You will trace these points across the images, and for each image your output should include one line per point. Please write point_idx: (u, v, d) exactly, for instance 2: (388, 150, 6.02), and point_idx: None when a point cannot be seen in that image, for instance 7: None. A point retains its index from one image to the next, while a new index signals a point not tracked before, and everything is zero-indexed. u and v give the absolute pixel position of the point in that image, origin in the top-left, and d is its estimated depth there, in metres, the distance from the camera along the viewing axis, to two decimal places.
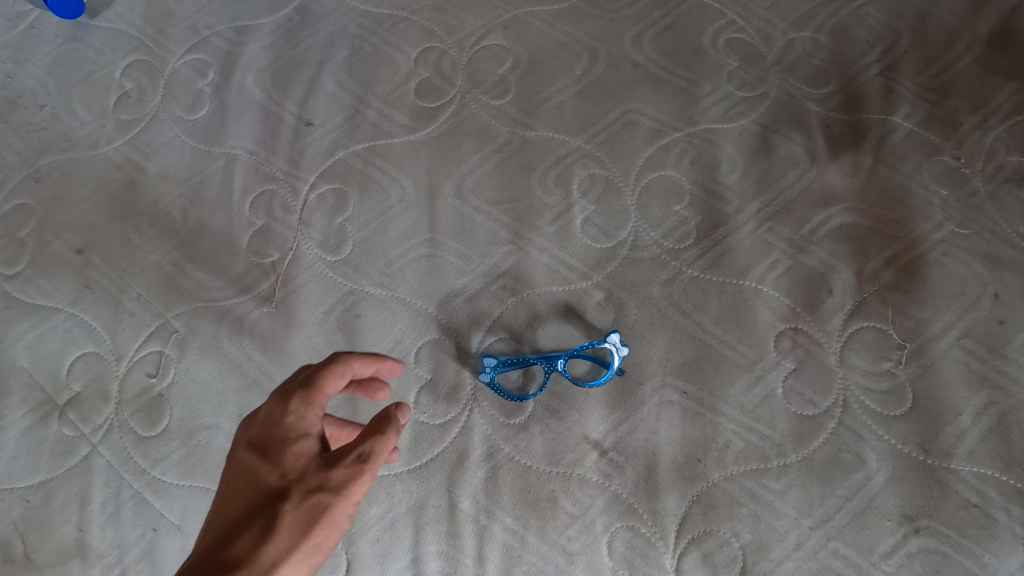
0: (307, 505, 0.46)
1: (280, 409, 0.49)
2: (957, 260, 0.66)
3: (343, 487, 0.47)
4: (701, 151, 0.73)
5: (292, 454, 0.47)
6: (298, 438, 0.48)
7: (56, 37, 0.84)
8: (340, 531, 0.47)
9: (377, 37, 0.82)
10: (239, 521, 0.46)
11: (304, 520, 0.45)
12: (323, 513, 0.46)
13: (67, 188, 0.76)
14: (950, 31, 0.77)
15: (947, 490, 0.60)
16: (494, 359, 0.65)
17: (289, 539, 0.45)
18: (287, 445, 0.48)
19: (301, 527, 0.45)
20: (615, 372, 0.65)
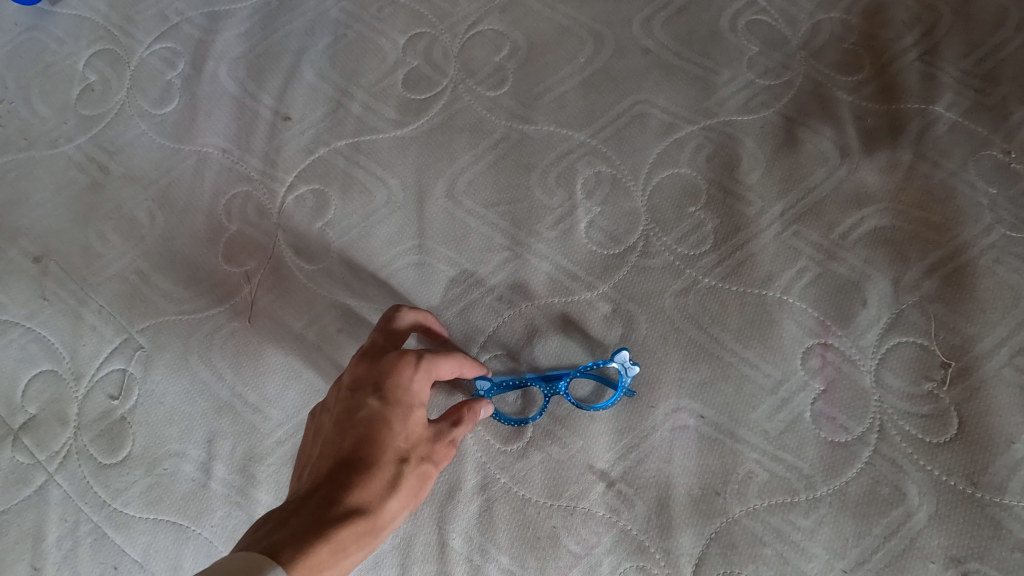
0: (419, 469, 0.48)
1: (407, 374, 0.49)
2: (1009, 268, 0.59)
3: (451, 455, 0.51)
4: (719, 146, 0.66)
5: (414, 420, 0.49)
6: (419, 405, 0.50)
7: (15, 25, 0.78)
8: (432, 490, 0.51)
9: (362, 23, 0.75)
10: (360, 470, 0.46)
11: (417, 482, 0.48)
12: (429, 477, 0.49)
13: (24, 191, 0.70)
14: (997, 10, 0.69)
15: (999, 529, 0.53)
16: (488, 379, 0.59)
17: (400, 498, 0.47)
18: (410, 411, 0.49)
19: (413, 488, 0.48)
20: (624, 393, 0.58)
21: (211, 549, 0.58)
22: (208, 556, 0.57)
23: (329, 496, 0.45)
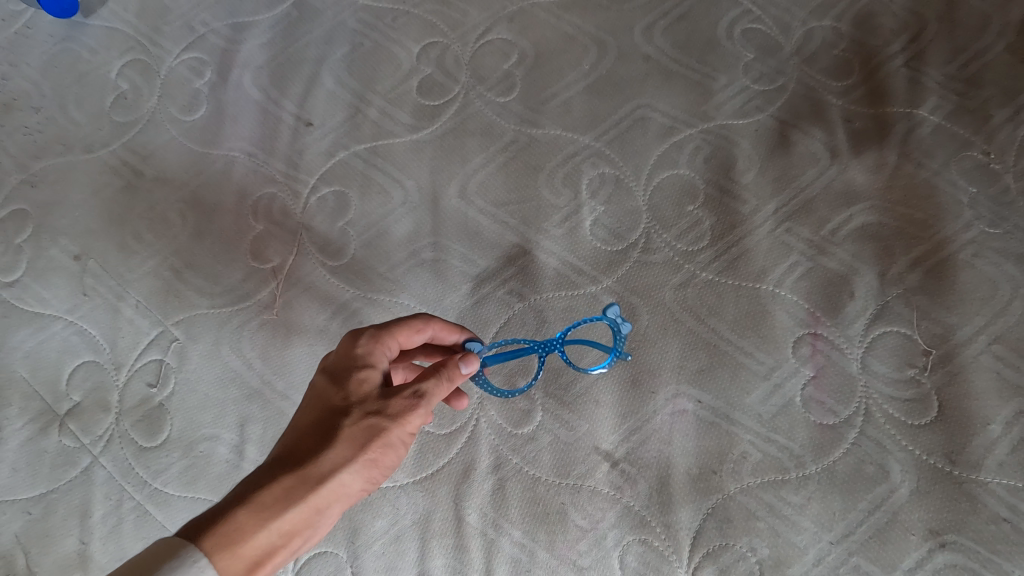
0: (366, 424, 0.48)
1: (354, 341, 0.52)
2: (987, 262, 0.63)
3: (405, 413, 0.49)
4: (716, 148, 0.70)
5: (362, 380, 0.50)
6: (365, 367, 0.50)
7: (51, 37, 0.82)
8: (398, 454, 0.49)
9: (378, 32, 0.79)
10: (303, 432, 0.48)
11: (364, 436, 0.47)
12: (380, 432, 0.48)
13: (63, 194, 0.75)
14: (981, 17, 0.73)
15: (975, 503, 0.57)
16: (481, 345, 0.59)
17: (346, 453, 0.47)
18: (355, 372, 0.50)
19: (359, 442, 0.47)
20: (620, 356, 0.62)
21: None
22: None
23: (271, 457, 0.47)
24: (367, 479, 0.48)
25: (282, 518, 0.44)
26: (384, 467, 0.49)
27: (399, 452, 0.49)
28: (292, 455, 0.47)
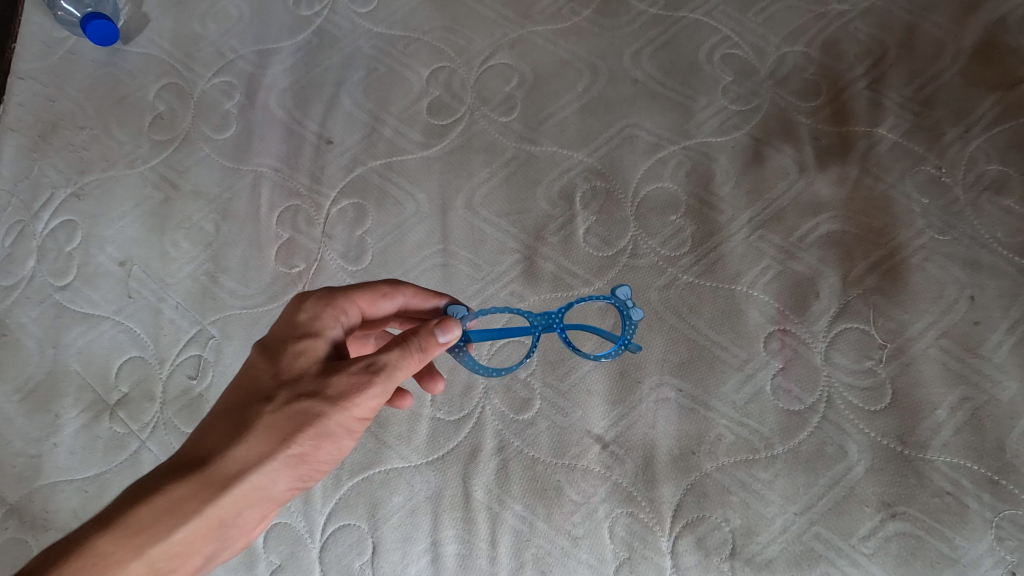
0: (291, 409, 0.53)
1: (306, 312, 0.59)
2: (937, 265, 0.71)
3: (341, 395, 0.53)
4: (697, 163, 0.78)
5: (302, 358, 0.56)
6: (313, 338, 0.57)
7: (93, 62, 0.90)
8: (322, 440, 0.53)
9: (391, 57, 0.87)
10: (214, 434, 0.53)
11: (286, 424, 0.52)
12: (301, 418, 0.53)
13: (109, 206, 0.83)
14: (937, 43, 0.81)
15: (923, 478, 0.65)
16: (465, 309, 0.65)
17: (268, 441, 0.52)
18: (297, 349, 0.56)
19: (280, 429, 0.52)
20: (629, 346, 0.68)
21: None
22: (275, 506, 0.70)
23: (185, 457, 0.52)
24: (285, 474, 0.53)
25: (176, 530, 0.49)
26: (304, 463, 0.53)
27: (321, 447, 0.54)
28: (196, 459, 0.52)
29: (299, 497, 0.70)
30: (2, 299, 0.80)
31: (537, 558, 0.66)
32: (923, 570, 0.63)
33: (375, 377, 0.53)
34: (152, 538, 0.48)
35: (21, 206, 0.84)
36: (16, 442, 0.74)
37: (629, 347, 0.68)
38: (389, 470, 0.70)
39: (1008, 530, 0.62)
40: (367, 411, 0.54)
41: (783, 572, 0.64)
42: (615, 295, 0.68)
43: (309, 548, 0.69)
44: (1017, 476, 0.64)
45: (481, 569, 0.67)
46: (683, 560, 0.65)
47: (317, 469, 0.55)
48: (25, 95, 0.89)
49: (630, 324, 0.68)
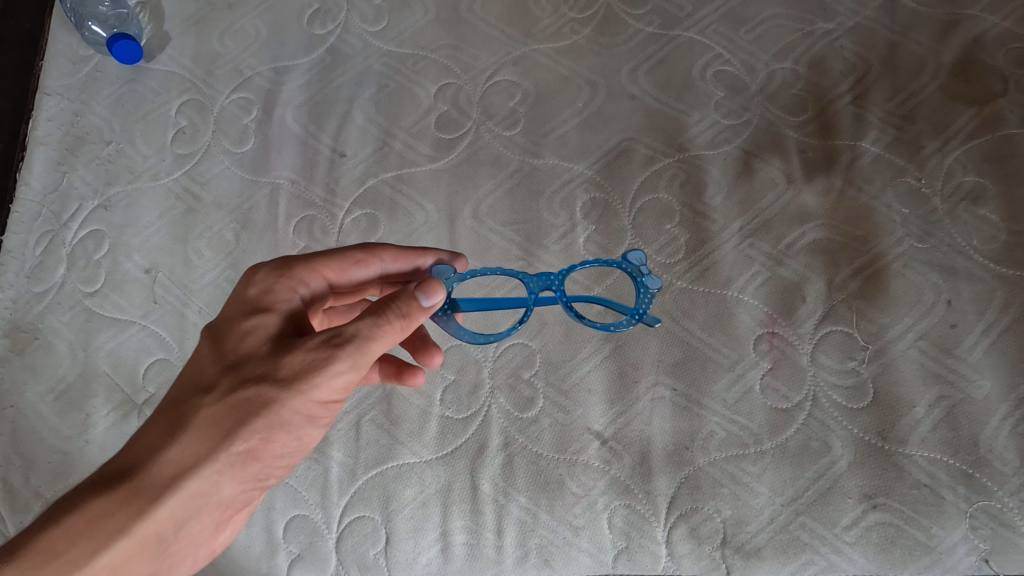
0: (234, 407, 0.52)
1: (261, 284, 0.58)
2: (915, 271, 0.75)
3: (291, 379, 0.52)
4: (690, 175, 0.83)
5: (250, 342, 0.55)
6: (264, 314, 0.56)
7: (117, 79, 0.95)
8: (271, 432, 0.52)
9: (400, 75, 0.92)
10: (150, 438, 0.52)
11: (227, 423, 0.52)
12: (244, 415, 0.52)
13: (135, 216, 0.88)
14: (918, 61, 0.85)
15: (902, 471, 0.69)
16: (451, 269, 0.67)
17: (209, 443, 0.51)
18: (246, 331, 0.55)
19: (221, 430, 0.52)
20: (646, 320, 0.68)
21: (296, 494, 0.74)
22: (294, 498, 0.74)
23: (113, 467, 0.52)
24: (232, 474, 0.52)
25: (106, 546, 0.49)
26: (252, 461, 0.52)
27: (270, 441, 0.53)
28: (127, 467, 0.51)
29: (317, 491, 0.74)
30: (35, 305, 0.84)
31: (541, 547, 0.71)
32: (901, 557, 0.67)
33: (333, 354, 0.52)
34: (70, 562, 0.48)
35: (51, 217, 0.88)
36: (50, 439, 0.79)
37: (643, 318, 0.68)
38: (402, 464, 0.74)
39: (981, 520, 0.67)
40: (322, 395, 0.53)
41: (771, 559, 0.68)
42: (626, 260, 0.70)
43: (327, 539, 0.73)
44: (990, 469, 0.68)
45: (488, 557, 0.71)
46: (678, 548, 0.70)
47: (269, 466, 0.54)
48: (51, 110, 0.94)
49: (643, 292, 0.69)
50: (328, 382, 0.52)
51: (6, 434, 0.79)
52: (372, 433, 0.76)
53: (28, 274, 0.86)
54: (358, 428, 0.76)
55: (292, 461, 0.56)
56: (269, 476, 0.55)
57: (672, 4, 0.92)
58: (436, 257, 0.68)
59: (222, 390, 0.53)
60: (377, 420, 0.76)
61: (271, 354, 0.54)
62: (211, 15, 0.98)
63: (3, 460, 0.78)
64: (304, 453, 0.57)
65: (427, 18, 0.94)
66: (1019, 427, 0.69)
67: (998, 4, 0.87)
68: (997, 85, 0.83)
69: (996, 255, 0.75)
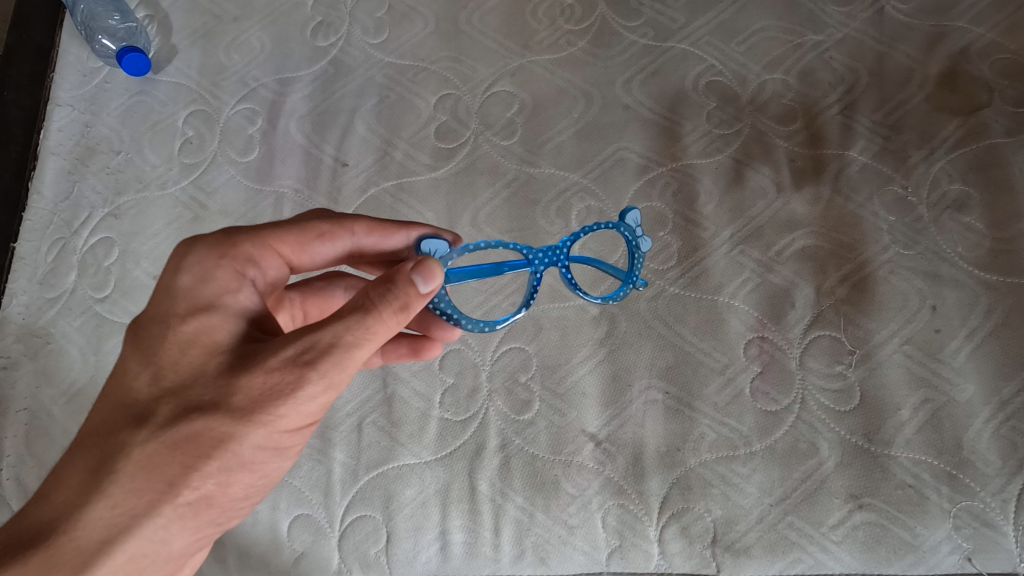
0: (181, 445, 0.49)
1: (204, 270, 0.55)
2: (901, 278, 0.78)
3: (247, 408, 0.49)
4: (682, 183, 0.85)
5: (198, 362, 0.51)
6: (212, 317, 0.53)
7: (126, 90, 0.98)
8: (226, 470, 0.49)
9: (401, 86, 0.94)
10: (84, 487, 0.49)
11: (173, 466, 0.48)
12: (194, 455, 0.48)
13: (144, 224, 0.91)
14: (905, 72, 0.88)
15: (887, 472, 0.71)
16: (447, 245, 0.67)
17: (154, 492, 0.48)
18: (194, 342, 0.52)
19: (169, 474, 0.48)
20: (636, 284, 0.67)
21: (300, 493, 0.77)
22: (298, 498, 0.77)
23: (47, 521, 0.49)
24: (182, 525, 0.49)
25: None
26: (205, 510, 0.50)
27: (227, 484, 0.50)
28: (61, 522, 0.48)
29: (320, 491, 0.77)
30: (47, 311, 0.87)
31: (537, 545, 0.73)
32: (886, 556, 0.69)
33: (302, 373, 0.49)
34: None
35: (62, 225, 0.91)
36: (62, 441, 0.81)
37: (636, 284, 0.67)
38: (402, 465, 0.77)
39: (964, 519, 0.69)
40: (287, 423, 0.50)
41: (760, 557, 0.70)
42: (624, 223, 0.68)
43: (329, 537, 0.75)
44: (973, 470, 0.70)
45: (486, 555, 0.73)
46: (669, 547, 0.72)
47: (226, 510, 0.51)
48: (62, 120, 0.96)
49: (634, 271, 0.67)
50: (295, 407, 0.49)
51: (20, 436, 0.82)
52: (373, 435, 0.78)
53: (41, 280, 0.88)
54: (360, 430, 0.78)
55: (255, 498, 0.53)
56: (228, 520, 0.52)
57: (665, 16, 0.94)
58: (418, 233, 0.69)
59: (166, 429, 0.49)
60: (378, 422, 0.78)
61: (221, 376, 0.50)
62: (217, 29, 1.00)
63: (18, 461, 0.81)
64: (269, 487, 0.54)
65: (427, 30, 0.97)
66: (1001, 429, 0.71)
67: (983, 17, 0.89)
68: (982, 96, 0.85)
69: (980, 262, 0.78)
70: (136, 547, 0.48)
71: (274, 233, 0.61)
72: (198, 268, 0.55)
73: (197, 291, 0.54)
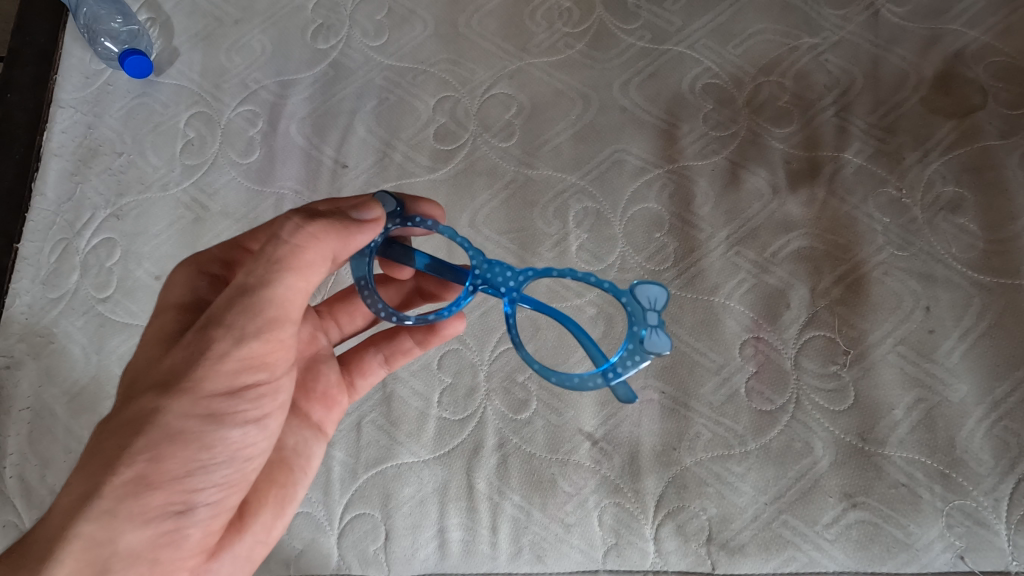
0: (116, 429, 0.48)
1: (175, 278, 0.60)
2: (895, 279, 0.79)
3: (174, 376, 0.49)
4: (679, 185, 0.86)
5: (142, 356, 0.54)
6: (167, 316, 0.57)
7: (128, 92, 0.98)
8: (162, 442, 0.48)
9: (400, 88, 0.95)
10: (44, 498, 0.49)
11: (111, 449, 0.48)
12: (129, 435, 0.48)
13: (146, 225, 0.91)
14: (900, 74, 0.88)
15: (880, 471, 0.72)
16: (397, 203, 0.63)
17: (92, 477, 0.47)
18: (146, 341, 0.55)
19: (105, 459, 0.47)
20: (622, 394, 0.55)
21: None
22: None
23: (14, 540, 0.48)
24: (127, 509, 0.47)
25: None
26: (146, 489, 0.47)
27: (163, 456, 0.48)
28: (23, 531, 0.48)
29: (319, 489, 0.77)
30: (50, 311, 0.88)
31: (534, 543, 0.74)
32: (880, 554, 0.70)
33: (211, 327, 0.49)
34: None
35: (65, 225, 0.92)
36: (65, 439, 0.82)
37: (616, 389, 0.55)
38: (401, 464, 0.77)
39: (957, 518, 0.69)
40: (209, 384, 0.49)
41: (755, 555, 0.71)
42: (632, 298, 0.58)
43: (329, 535, 0.76)
44: (966, 469, 0.71)
45: (484, 553, 0.74)
46: (665, 545, 0.72)
47: (172, 489, 0.48)
48: (65, 122, 0.97)
49: (630, 349, 0.56)
50: (211, 364, 0.49)
51: (23, 434, 0.83)
52: (372, 433, 0.79)
53: (44, 280, 0.89)
54: (359, 429, 0.79)
55: (211, 479, 0.50)
56: (181, 504, 0.49)
57: (662, 19, 0.95)
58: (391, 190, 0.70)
59: (108, 417, 0.50)
60: (377, 421, 0.79)
61: (156, 358, 0.52)
62: (218, 31, 1.01)
63: (21, 459, 0.82)
64: (224, 465, 0.51)
65: (426, 33, 0.98)
66: (994, 429, 0.72)
67: (978, 20, 0.90)
68: (977, 98, 0.86)
69: (974, 263, 0.78)
70: (80, 538, 0.46)
71: (246, 235, 0.63)
72: (172, 281, 0.61)
73: (161, 299, 0.60)
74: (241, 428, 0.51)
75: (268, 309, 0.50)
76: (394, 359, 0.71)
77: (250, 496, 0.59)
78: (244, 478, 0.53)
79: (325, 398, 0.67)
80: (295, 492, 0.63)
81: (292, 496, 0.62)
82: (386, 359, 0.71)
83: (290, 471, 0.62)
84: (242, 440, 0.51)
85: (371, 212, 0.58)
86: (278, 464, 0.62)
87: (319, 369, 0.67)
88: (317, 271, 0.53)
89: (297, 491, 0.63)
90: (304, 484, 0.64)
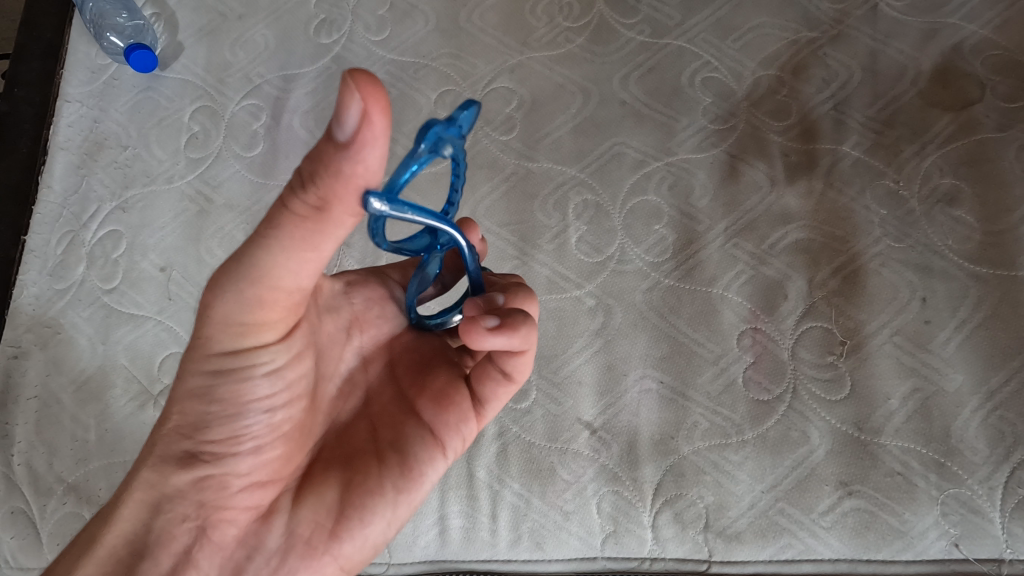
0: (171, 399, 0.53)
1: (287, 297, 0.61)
2: (891, 271, 0.79)
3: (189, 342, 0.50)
4: (678, 178, 0.86)
5: None
6: None
7: (134, 86, 1.00)
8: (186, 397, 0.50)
9: (402, 82, 0.96)
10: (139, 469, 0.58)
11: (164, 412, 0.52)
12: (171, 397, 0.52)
13: (152, 218, 0.93)
14: (898, 68, 0.89)
15: (876, 460, 0.73)
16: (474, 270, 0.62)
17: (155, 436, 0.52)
18: None
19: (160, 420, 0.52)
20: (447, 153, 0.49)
21: None
22: None
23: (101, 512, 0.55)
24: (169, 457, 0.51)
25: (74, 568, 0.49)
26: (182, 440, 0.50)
27: (184, 398, 0.50)
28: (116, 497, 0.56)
29: None
30: (56, 302, 0.89)
31: (533, 531, 0.75)
32: (875, 541, 0.70)
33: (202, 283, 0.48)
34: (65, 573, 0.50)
35: (71, 218, 0.93)
36: (72, 428, 0.83)
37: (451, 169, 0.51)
38: None
39: (952, 506, 0.70)
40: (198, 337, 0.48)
41: (751, 543, 0.72)
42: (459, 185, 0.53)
43: None
44: (961, 458, 0.72)
45: (484, 540, 0.75)
46: (662, 533, 0.73)
47: (196, 440, 0.50)
48: (71, 116, 0.98)
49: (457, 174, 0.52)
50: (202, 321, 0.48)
51: (31, 422, 0.84)
52: None
53: (50, 272, 0.90)
54: None
55: (230, 429, 0.50)
56: (212, 454, 0.50)
57: (663, 14, 0.96)
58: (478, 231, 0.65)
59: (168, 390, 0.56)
60: None
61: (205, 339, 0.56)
62: (222, 26, 1.02)
63: (29, 447, 0.83)
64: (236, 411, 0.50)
65: (428, 28, 0.99)
66: (988, 419, 0.73)
67: (976, 14, 0.90)
68: (975, 91, 0.86)
69: (970, 254, 0.79)
70: (141, 481, 0.51)
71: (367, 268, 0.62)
72: None
73: None
74: (253, 382, 0.49)
75: (240, 276, 0.44)
76: (513, 365, 0.56)
77: (319, 473, 0.53)
78: (276, 429, 0.51)
79: (439, 395, 0.56)
80: (376, 487, 0.53)
81: (372, 490, 0.53)
82: (501, 364, 0.56)
83: (378, 467, 0.53)
84: (258, 390, 0.49)
85: (348, 115, 0.37)
86: (371, 456, 0.54)
87: (447, 373, 0.57)
88: (322, 241, 0.42)
89: (384, 487, 0.53)
90: (388, 483, 0.53)
